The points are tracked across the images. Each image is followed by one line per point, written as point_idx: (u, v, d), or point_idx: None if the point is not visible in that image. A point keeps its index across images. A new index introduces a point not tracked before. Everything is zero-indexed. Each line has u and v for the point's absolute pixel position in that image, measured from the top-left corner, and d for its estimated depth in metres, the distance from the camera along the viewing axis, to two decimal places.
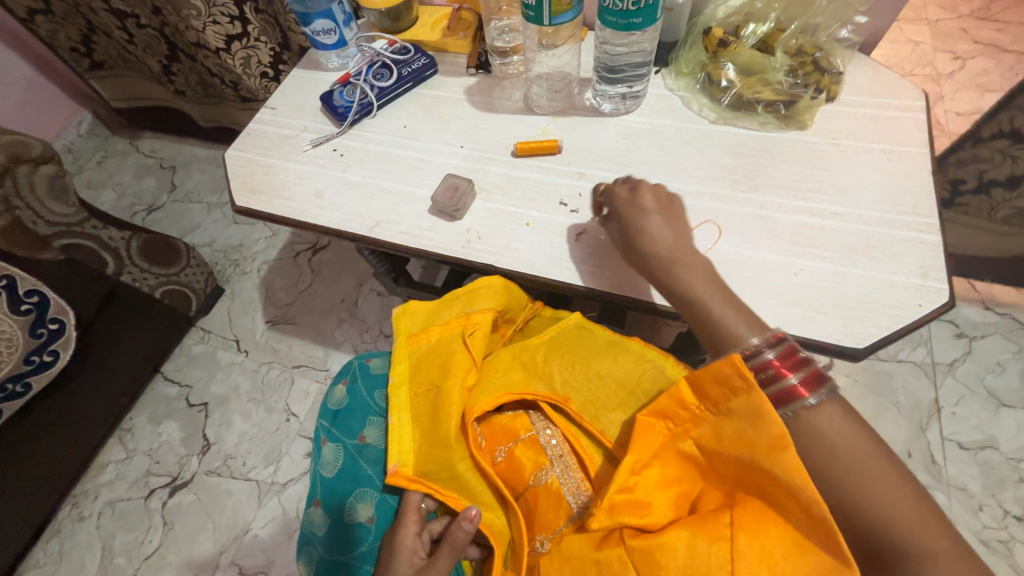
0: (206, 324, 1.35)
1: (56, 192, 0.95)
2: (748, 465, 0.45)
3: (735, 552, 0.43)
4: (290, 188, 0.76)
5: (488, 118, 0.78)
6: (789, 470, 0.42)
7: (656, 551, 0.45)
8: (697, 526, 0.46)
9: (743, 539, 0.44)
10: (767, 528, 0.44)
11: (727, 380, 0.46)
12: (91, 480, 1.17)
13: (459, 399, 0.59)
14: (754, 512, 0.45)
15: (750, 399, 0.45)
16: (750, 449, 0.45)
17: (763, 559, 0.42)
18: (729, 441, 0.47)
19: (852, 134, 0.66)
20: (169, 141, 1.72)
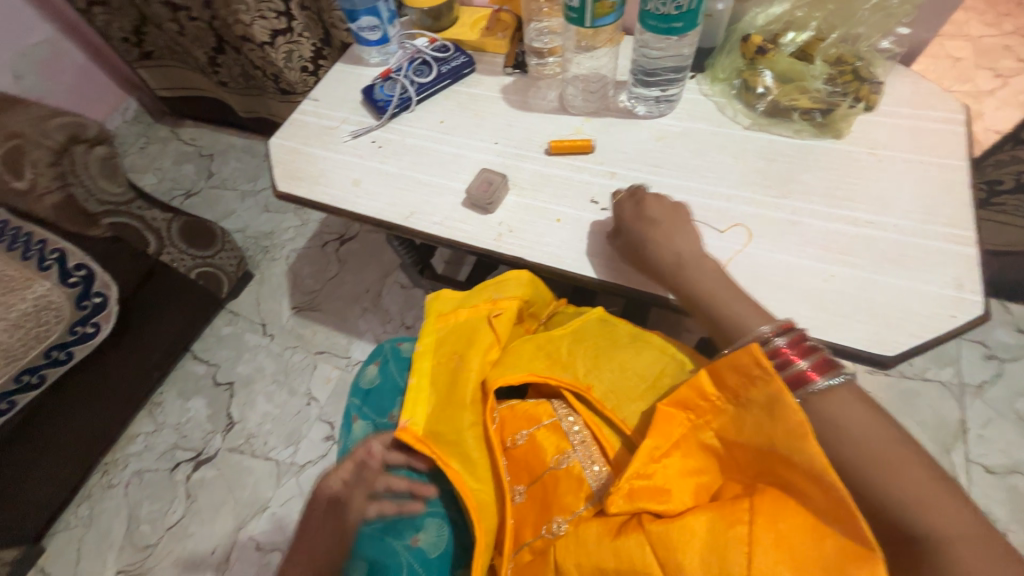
0: (234, 306, 1.39)
1: (107, 172, 1.01)
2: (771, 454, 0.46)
3: (751, 536, 0.42)
4: (330, 176, 0.79)
5: (523, 116, 0.80)
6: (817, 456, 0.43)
7: (673, 535, 0.45)
8: (716, 512, 0.45)
9: (761, 527, 0.43)
10: (784, 515, 0.43)
11: (743, 366, 0.48)
12: (121, 450, 1.22)
13: (477, 371, 0.62)
14: (774, 500, 0.44)
15: (767, 384, 0.47)
16: (774, 438, 0.45)
17: (782, 541, 0.42)
18: (751, 430, 0.48)
19: (889, 144, 0.66)
20: (208, 130, 1.79)
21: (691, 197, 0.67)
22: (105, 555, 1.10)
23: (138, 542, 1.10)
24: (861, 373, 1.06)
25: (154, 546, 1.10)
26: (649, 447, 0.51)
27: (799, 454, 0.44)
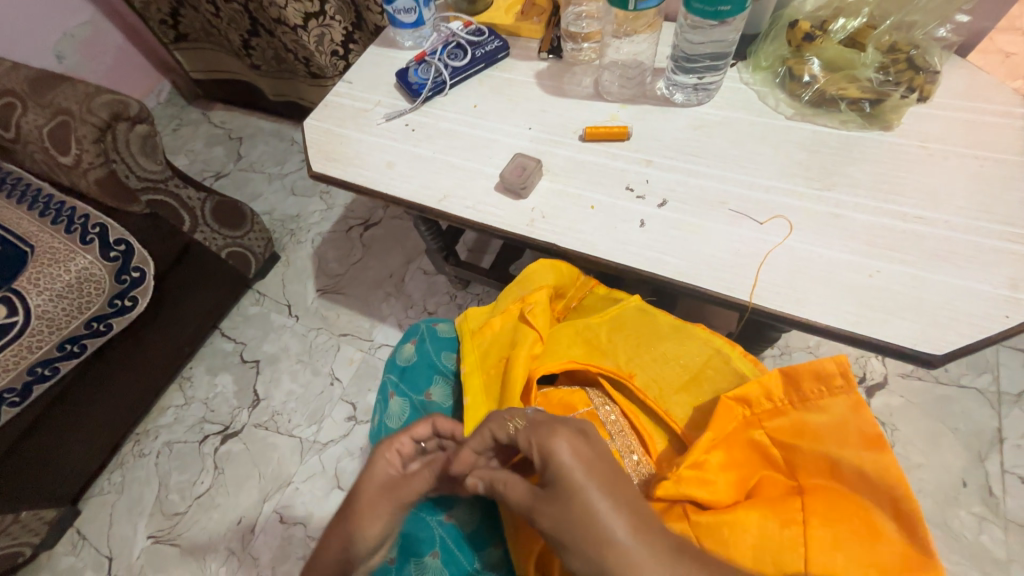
0: (261, 287, 1.42)
1: (147, 149, 1.02)
2: (830, 459, 0.48)
3: (808, 536, 0.45)
4: (363, 158, 0.80)
5: (557, 102, 0.79)
6: (882, 463, 0.45)
7: (725, 530, 0.47)
8: (769, 510, 0.47)
9: (817, 527, 0.45)
10: (840, 517, 0.45)
11: (824, 375, 0.49)
12: (153, 421, 1.26)
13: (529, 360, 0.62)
14: (825, 501, 0.47)
15: (844, 397, 0.48)
16: (827, 443, 0.48)
17: (839, 543, 0.44)
18: (808, 433, 0.49)
19: (941, 137, 0.64)
20: (237, 113, 1.81)
21: (729, 187, 0.65)
22: (136, 520, 1.14)
23: (168, 510, 1.15)
24: (892, 376, 1.03)
25: (182, 514, 1.14)
26: (706, 440, 0.52)
27: (849, 455, 0.47)
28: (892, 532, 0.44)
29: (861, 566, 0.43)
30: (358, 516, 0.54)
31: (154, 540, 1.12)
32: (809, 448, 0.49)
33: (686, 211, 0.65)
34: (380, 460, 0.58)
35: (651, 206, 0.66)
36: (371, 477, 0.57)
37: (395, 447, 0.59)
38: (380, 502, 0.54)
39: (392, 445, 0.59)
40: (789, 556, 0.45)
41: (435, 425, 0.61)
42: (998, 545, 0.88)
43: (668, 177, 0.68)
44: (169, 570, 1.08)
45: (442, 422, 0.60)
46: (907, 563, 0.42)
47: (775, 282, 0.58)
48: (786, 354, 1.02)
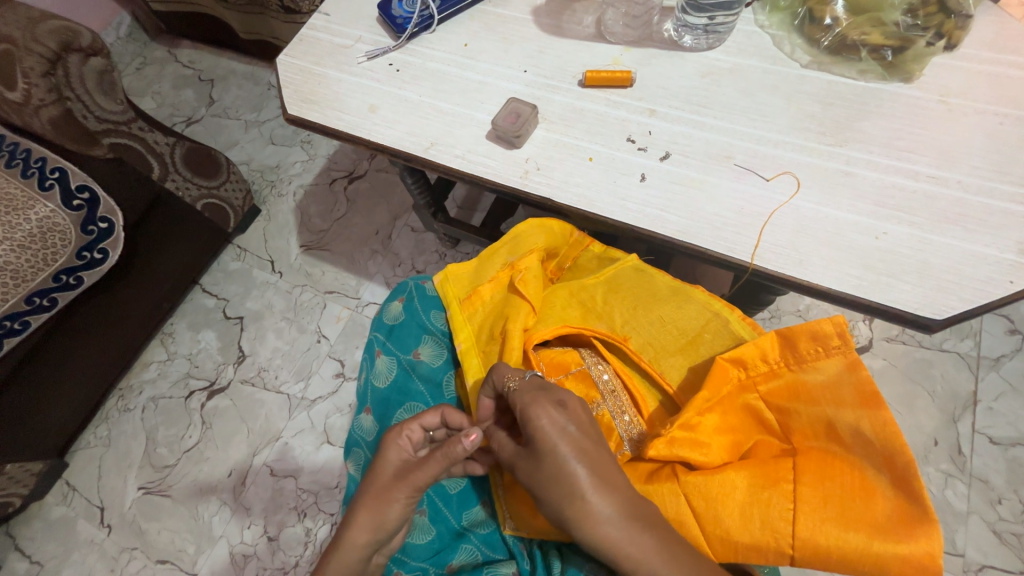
0: (242, 242, 1.36)
1: (105, 87, 0.94)
2: (825, 421, 0.47)
3: (797, 495, 0.45)
4: (343, 100, 0.73)
5: (556, 43, 0.72)
6: (878, 421, 0.44)
7: (713, 487, 0.48)
8: (760, 470, 0.48)
9: (807, 485, 0.45)
10: (831, 476, 0.45)
11: (820, 336, 0.48)
12: (136, 377, 1.24)
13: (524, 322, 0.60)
14: (818, 461, 0.46)
15: (839, 358, 0.47)
16: (819, 404, 0.48)
17: (827, 501, 0.44)
18: (801, 394, 0.49)
19: (964, 92, 0.60)
20: (207, 52, 1.67)
21: (736, 141, 0.61)
22: (125, 472, 1.15)
23: (157, 463, 1.15)
24: (877, 341, 1.05)
25: (172, 467, 1.14)
26: (701, 399, 0.51)
27: (843, 417, 0.46)
28: (888, 492, 0.43)
29: (852, 524, 0.43)
30: (379, 502, 0.53)
31: (145, 491, 1.13)
32: (805, 410, 0.48)
33: (690, 165, 0.61)
34: (391, 446, 0.56)
35: (652, 159, 0.62)
36: (385, 465, 0.55)
37: (406, 435, 0.56)
38: (397, 491, 0.53)
39: (403, 432, 0.56)
40: (776, 513, 0.45)
41: (445, 416, 0.57)
42: (960, 499, 0.92)
43: (672, 129, 0.63)
44: (162, 519, 1.10)
45: (451, 412, 0.56)
46: (900, 521, 0.42)
47: (778, 244, 0.55)
48: (777, 317, 1.02)
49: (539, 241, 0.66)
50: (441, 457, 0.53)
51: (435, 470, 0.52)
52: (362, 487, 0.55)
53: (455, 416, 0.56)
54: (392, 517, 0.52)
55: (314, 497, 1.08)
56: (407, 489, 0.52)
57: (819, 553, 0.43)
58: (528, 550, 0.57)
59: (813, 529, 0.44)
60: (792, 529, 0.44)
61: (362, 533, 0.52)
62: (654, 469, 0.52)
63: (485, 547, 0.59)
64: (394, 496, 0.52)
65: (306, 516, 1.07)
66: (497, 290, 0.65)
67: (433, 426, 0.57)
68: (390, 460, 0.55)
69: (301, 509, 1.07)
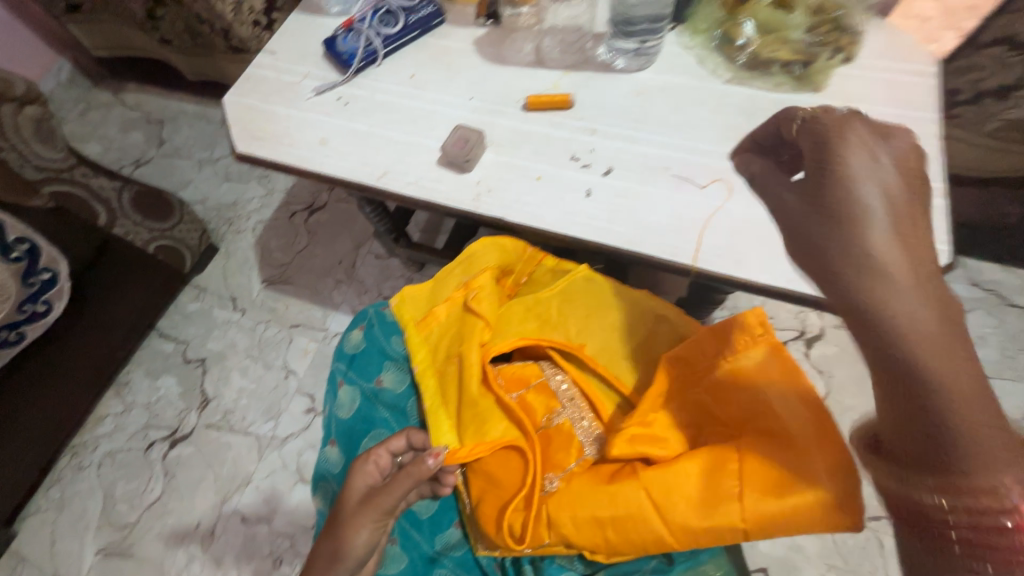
0: (200, 281, 1.33)
1: (43, 135, 0.91)
2: (762, 402, 0.51)
3: (743, 472, 0.47)
4: (293, 135, 0.74)
5: (498, 71, 0.76)
6: (802, 395, 0.49)
7: (669, 476, 0.49)
8: (710, 455, 0.50)
9: (750, 460, 0.47)
10: (770, 448, 0.47)
11: (747, 326, 0.54)
12: (90, 432, 1.17)
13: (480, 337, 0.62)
14: (760, 441, 0.48)
15: (765, 343, 0.53)
16: (756, 386, 0.51)
17: (768, 473, 0.46)
18: (741, 382, 0.53)
19: (866, 98, 0.66)
20: (155, 93, 1.64)
21: (671, 153, 0.66)
22: (81, 536, 1.07)
23: (117, 522, 1.08)
24: (827, 328, 1.11)
25: (133, 525, 1.07)
26: (654, 396, 0.55)
27: (774, 396, 0.50)
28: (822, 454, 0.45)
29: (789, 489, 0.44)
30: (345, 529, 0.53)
31: (104, 554, 1.05)
32: (747, 395, 0.52)
33: (631, 178, 0.65)
34: (358, 472, 0.56)
35: (596, 175, 0.65)
36: (353, 491, 0.56)
37: (372, 460, 0.56)
38: (364, 516, 0.53)
39: (370, 457, 0.56)
40: (725, 491, 0.47)
41: (411, 440, 0.58)
42: None
43: (612, 145, 0.67)
44: None
45: (415, 433, 0.58)
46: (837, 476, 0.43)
47: (716, 247, 0.59)
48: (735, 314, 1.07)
49: (490, 259, 0.68)
50: (406, 476, 0.54)
51: (400, 491, 0.54)
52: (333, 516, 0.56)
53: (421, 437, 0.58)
54: (358, 543, 0.53)
55: (290, 540, 1.03)
56: (374, 513, 0.53)
57: (766, 522, 0.45)
58: (501, 565, 0.60)
59: (757, 499, 0.45)
60: (740, 504, 0.46)
61: (329, 563, 0.53)
62: (615, 470, 0.54)
63: (461, 569, 0.59)
64: (360, 522, 0.53)
65: (283, 562, 1.02)
66: (452, 310, 0.66)
67: (400, 450, 0.58)
68: (356, 485, 0.56)
69: (277, 555, 1.03)
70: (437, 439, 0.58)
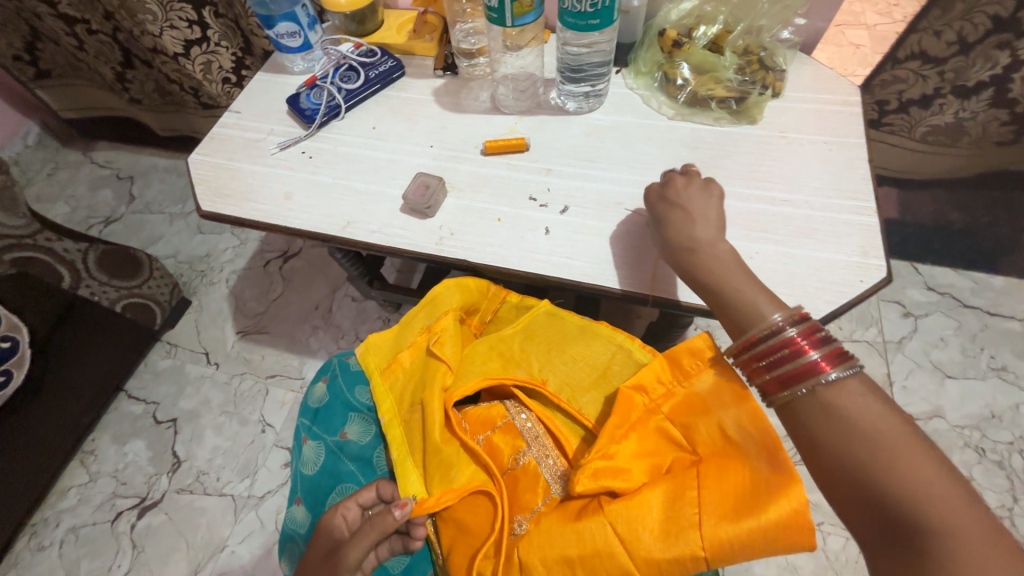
0: (171, 337, 1.30)
1: (4, 203, 0.90)
2: (715, 427, 0.51)
3: (701, 500, 0.47)
4: (258, 191, 0.76)
5: (456, 119, 0.80)
6: (750, 414, 0.49)
7: (632, 510, 0.49)
8: (670, 485, 0.50)
9: (708, 488, 0.47)
10: (727, 474, 0.48)
11: (698, 351, 0.54)
12: (51, 507, 1.10)
13: (444, 380, 0.62)
14: (717, 466, 0.49)
15: (716, 368, 0.53)
16: (708, 411, 0.52)
17: (724, 499, 0.46)
18: (696, 406, 0.53)
19: (798, 126, 0.71)
20: (125, 151, 1.65)
21: (623, 188, 0.69)
22: None
23: None
24: None
25: None
26: (613, 426, 0.54)
27: (725, 418, 0.51)
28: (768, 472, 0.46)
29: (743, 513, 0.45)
30: None
31: None
32: (702, 420, 0.52)
33: (587, 214, 0.67)
34: (327, 526, 0.56)
35: (554, 213, 0.68)
36: (320, 546, 0.56)
37: (340, 513, 0.56)
38: (330, 571, 0.54)
39: (338, 510, 0.56)
40: (685, 520, 0.47)
41: (381, 490, 0.57)
42: None
43: (568, 184, 0.70)
44: None
45: (385, 484, 0.57)
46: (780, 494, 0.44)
47: (669, 277, 0.62)
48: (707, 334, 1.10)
49: (452, 302, 0.69)
50: (370, 530, 0.54)
51: (365, 545, 0.53)
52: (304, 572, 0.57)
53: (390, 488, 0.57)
54: None
55: None
56: (339, 570, 0.53)
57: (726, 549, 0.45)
58: None
59: (716, 527, 0.45)
60: (699, 531, 0.46)
61: None
62: (582, 506, 0.53)
63: None
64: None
65: None
66: (417, 355, 0.66)
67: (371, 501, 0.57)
68: (325, 539, 0.56)
69: None
70: (405, 490, 0.57)
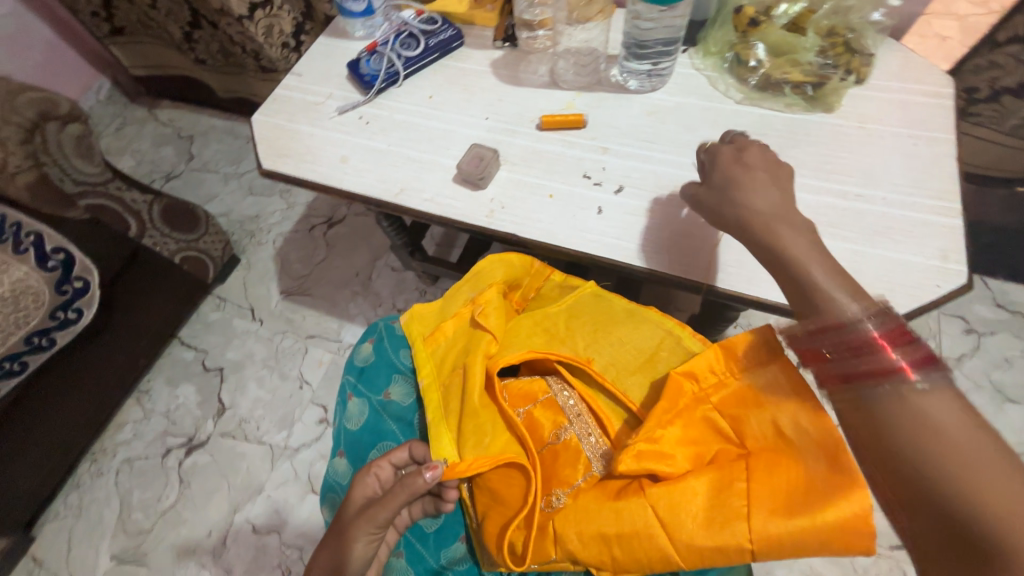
0: (221, 292, 1.37)
1: (82, 151, 0.96)
2: (769, 422, 0.50)
3: (750, 493, 0.46)
4: (316, 153, 0.77)
5: (513, 92, 0.79)
6: (812, 413, 0.48)
7: (675, 495, 0.49)
8: (715, 475, 0.49)
9: (757, 483, 0.47)
10: (779, 469, 0.47)
11: (752, 342, 0.53)
12: (110, 438, 1.20)
13: (487, 350, 0.62)
14: (768, 460, 0.48)
15: (776, 363, 0.52)
16: (763, 406, 0.51)
17: (777, 494, 0.45)
18: (750, 400, 0.52)
19: (879, 118, 0.67)
20: (187, 111, 1.72)
21: (682, 172, 0.67)
22: (97, 542, 1.09)
23: (132, 529, 1.10)
24: None
25: (148, 532, 1.09)
26: (661, 410, 0.53)
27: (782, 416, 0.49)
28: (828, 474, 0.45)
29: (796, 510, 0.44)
30: (344, 539, 0.56)
31: (119, 560, 1.07)
32: (754, 414, 0.51)
33: (642, 196, 0.65)
34: (359, 483, 0.59)
35: (608, 193, 0.66)
36: (352, 503, 0.58)
37: (373, 472, 0.58)
38: (361, 528, 0.55)
39: (371, 470, 0.59)
40: (733, 511, 0.46)
41: (412, 451, 0.59)
42: None
43: (624, 164, 0.69)
44: None
45: (417, 447, 0.59)
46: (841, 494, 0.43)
47: (726, 266, 0.59)
48: None
49: (498, 274, 0.69)
50: (402, 490, 0.55)
51: (395, 505, 0.55)
52: (334, 528, 0.59)
53: (423, 450, 0.59)
54: (354, 554, 0.55)
55: (299, 552, 1.04)
56: (368, 526, 0.55)
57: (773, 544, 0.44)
58: None
59: (764, 521, 0.45)
60: (746, 523, 0.45)
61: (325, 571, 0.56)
62: (622, 486, 0.53)
63: None
64: (355, 534, 0.55)
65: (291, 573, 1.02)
66: (460, 325, 0.67)
67: (403, 461, 0.60)
68: (357, 496, 0.58)
69: (286, 566, 1.03)
70: (438, 453, 0.59)
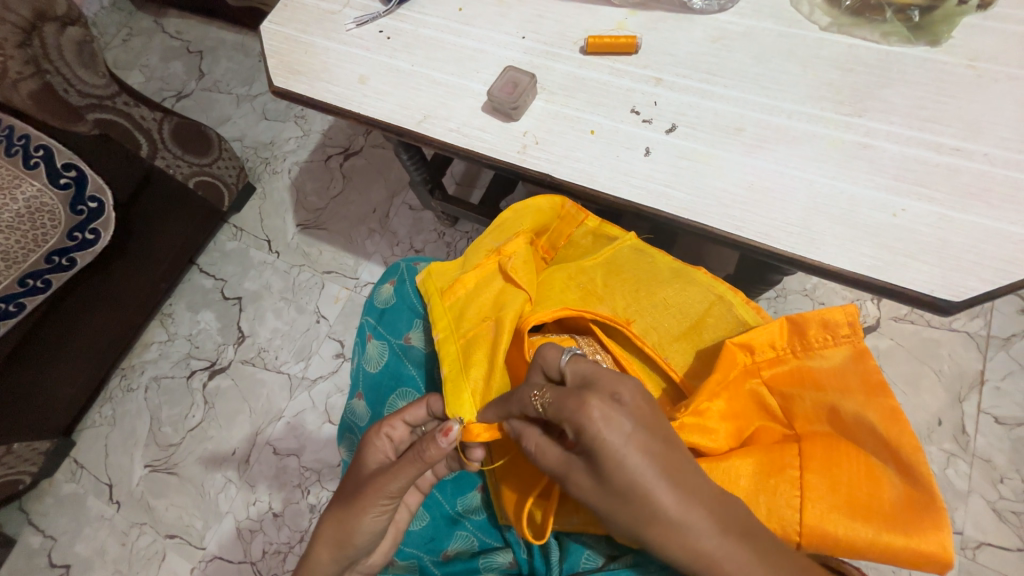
0: (239, 221, 1.34)
1: (85, 59, 0.89)
2: (828, 406, 0.48)
3: (806, 482, 0.45)
4: (330, 71, 0.69)
5: (557, 7, 0.68)
6: (885, 410, 0.45)
7: (719, 474, 0.48)
8: (764, 457, 0.48)
9: (812, 472, 0.45)
10: (838, 461, 0.45)
11: (831, 324, 0.48)
12: (138, 356, 1.24)
13: (520, 304, 0.60)
14: (824, 448, 0.46)
15: (848, 346, 0.48)
16: (827, 386, 0.48)
17: (834, 489, 0.44)
18: (806, 380, 0.49)
19: (995, 56, 0.56)
20: (196, 22, 1.60)
21: (747, 111, 0.58)
22: (132, 451, 1.16)
23: (162, 442, 1.16)
24: (885, 320, 1.00)
25: (177, 446, 1.15)
26: (713, 383, 0.50)
27: (849, 409, 0.47)
28: (894, 480, 0.44)
29: (855, 514, 0.43)
30: (348, 516, 0.54)
31: (152, 468, 1.14)
32: (810, 396, 0.49)
33: (697, 137, 0.57)
34: (370, 447, 0.57)
35: (658, 132, 0.58)
36: (365, 467, 0.57)
37: (384, 433, 0.57)
38: (368, 504, 0.53)
39: (381, 430, 0.58)
40: (785, 500, 0.45)
41: (429, 407, 0.57)
42: (962, 478, 0.90)
43: (679, 98, 0.60)
44: (169, 495, 1.11)
45: (434, 402, 0.57)
46: (908, 509, 0.42)
47: (792, 223, 0.52)
48: (783, 298, 1.01)
49: (525, 223, 0.66)
50: (416, 459, 0.52)
51: (409, 476, 0.53)
52: (340, 498, 0.58)
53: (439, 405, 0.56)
54: (354, 532, 0.54)
55: (317, 475, 1.09)
56: (377, 501, 0.53)
57: (823, 540, 0.43)
58: (524, 540, 0.60)
59: (819, 517, 0.43)
60: (799, 516, 0.44)
61: (327, 548, 0.55)
62: None
63: (480, 533, 0.62)
64: (363, 509, 0.53)
65: (309, 493, 1.08)
66: (481, 277, 0.64)
67: (418, 419, 0.58)
68: (370, 460, 0.57)
69: (305, 486, 1.08)
70: (455, 410, 0.55)
